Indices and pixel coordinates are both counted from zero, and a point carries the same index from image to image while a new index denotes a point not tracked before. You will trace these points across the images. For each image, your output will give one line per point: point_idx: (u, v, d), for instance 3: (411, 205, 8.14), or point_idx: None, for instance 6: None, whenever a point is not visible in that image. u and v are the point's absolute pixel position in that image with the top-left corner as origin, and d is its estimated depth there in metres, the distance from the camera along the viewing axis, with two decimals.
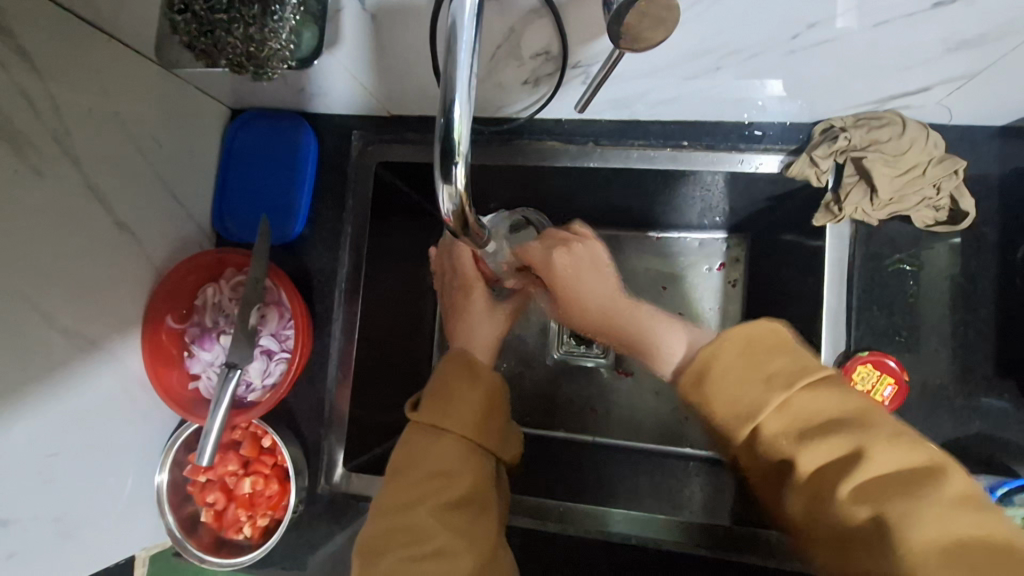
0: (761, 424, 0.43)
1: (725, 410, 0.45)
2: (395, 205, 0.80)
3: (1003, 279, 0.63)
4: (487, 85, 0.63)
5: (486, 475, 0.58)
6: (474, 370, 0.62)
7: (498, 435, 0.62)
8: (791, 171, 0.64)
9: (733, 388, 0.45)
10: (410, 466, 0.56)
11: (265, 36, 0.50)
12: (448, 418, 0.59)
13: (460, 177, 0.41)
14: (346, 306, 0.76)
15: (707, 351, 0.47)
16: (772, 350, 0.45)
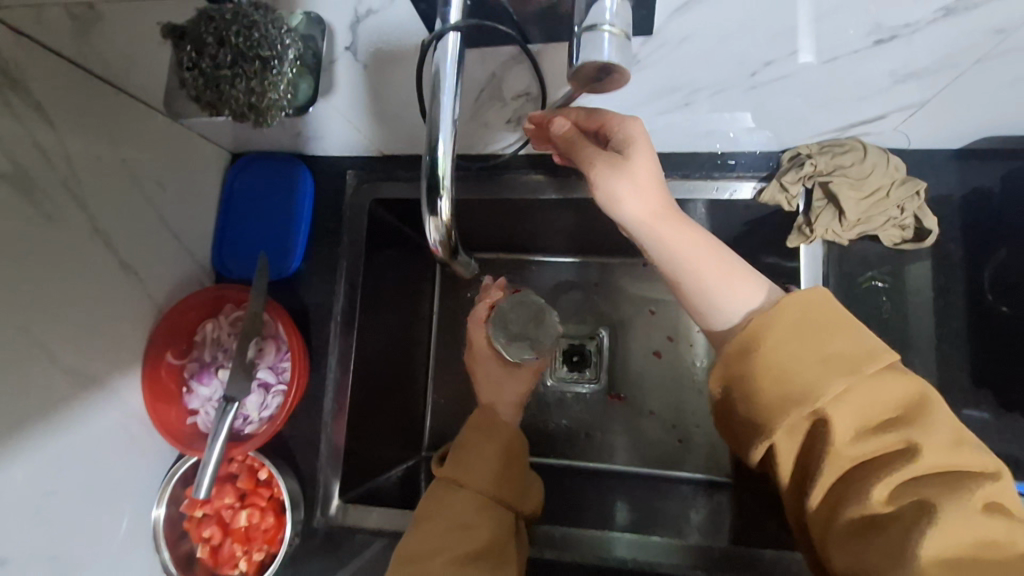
0: (813, 409, 0.42)
1: (773, 395, 0.44)
2: (388, 239, 0.84)
3: (971, 293, 0.66)
4: (472, 125, 0.67)
5: (505, 530, 0.63)
6: (492, 427, 0.72)
7: (517, 491, 0.68)
8: (763, 198, 0.68)
9: (789, 358, 0.44)
10: (435, 517, 0.63)
11: (265, 88, 0.52)
12: (470, 473, 0.67)
13: (444, 209, 0.45)
14: (341, 338, 0.78)
15: (760, 323, 0.46)
16: (830, 317, 0.44)
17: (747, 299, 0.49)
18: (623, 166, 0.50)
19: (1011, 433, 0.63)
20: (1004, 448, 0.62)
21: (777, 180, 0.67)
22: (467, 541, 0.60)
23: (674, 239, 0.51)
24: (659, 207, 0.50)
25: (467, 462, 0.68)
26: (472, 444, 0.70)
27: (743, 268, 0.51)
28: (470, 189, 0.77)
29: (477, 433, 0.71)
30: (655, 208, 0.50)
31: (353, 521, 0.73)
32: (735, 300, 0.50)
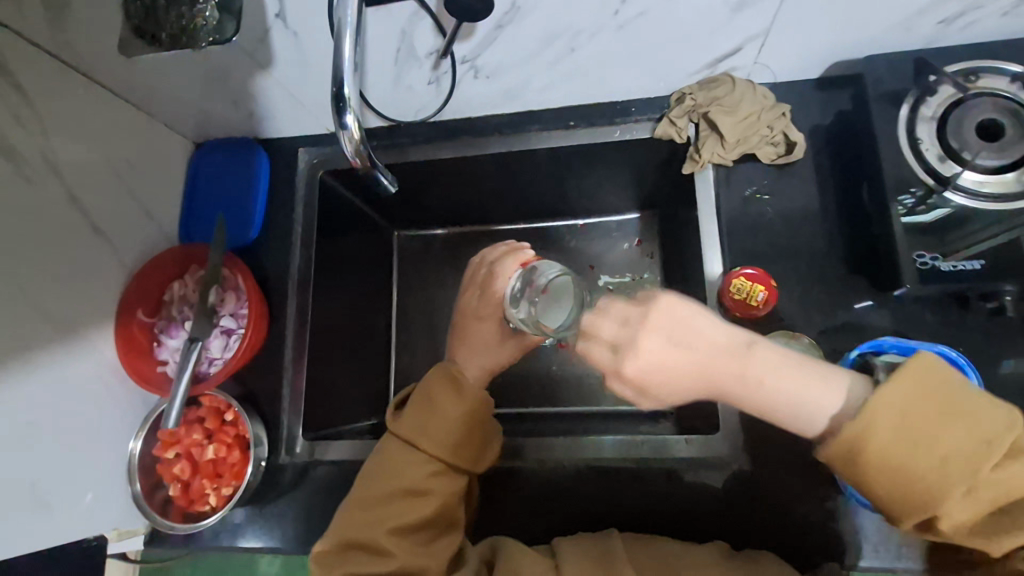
0: (943, 511, 0.44)
1: (891, 491, 0.45)
2: (339, 208, 0.93)
3: (843, 196, 0.75)
4: (400, 88, 0.78)
5: (454, 495, 0.67)
6: (457, 389, 0.69)
7: (475, 455, 0.69)
8: (658, 133, 0.78)
9: (901, 465, 0.44)
10: (385, 474, 0.67)
11: (192, 13, 0.63)
12: (425, 437, 0.68)
13: (352, 122, 0.55)
14: (298, 295, 0.85)
15: (869, 436, 0.44)
16: (937, 410, 0.44)
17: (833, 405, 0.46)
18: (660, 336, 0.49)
19: (885, 311, 0.71)
20: (878, 323, 0.70)
21: (665, 118, 0.78)
22: (410, 510, 0.65)
23: (737, 386, 0.48)
24: (715, 369, 0.48)
25: (425, 427, 0.68)
26: (435, 407, 0.68)
27: (808, 368, 0.48)
28: (409, 153, 0.87)
29: (444, 397, 0.69)
30: (709, 367, 0.48)
31: (319, 454, 0.80)
32: (815, 406, 0.46)
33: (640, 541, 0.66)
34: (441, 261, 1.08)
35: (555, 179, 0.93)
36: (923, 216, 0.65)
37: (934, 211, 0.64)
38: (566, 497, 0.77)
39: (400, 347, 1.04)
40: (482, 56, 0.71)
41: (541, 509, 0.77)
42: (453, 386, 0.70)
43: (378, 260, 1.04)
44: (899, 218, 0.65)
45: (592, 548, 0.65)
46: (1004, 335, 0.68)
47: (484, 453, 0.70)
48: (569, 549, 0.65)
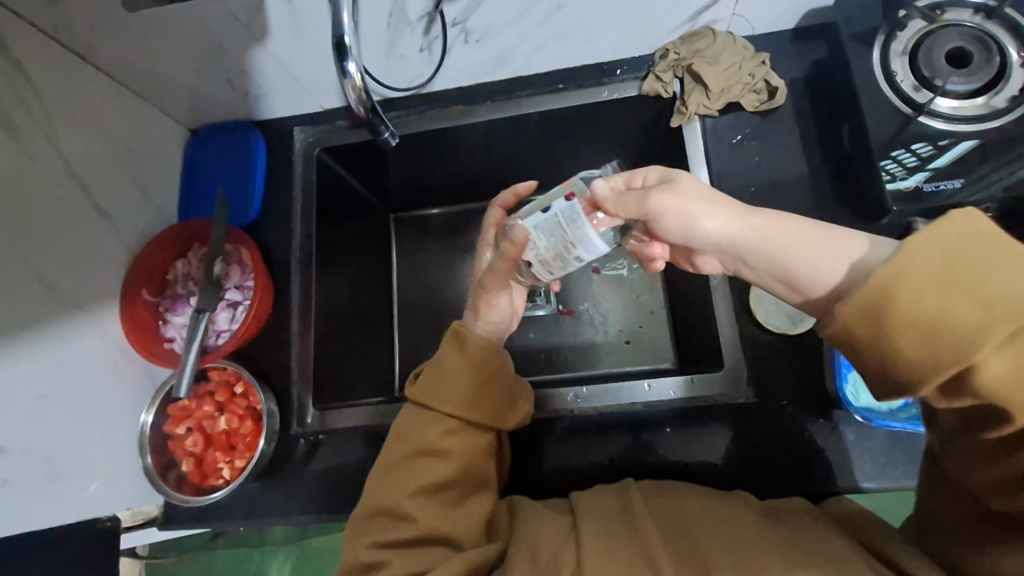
0: (984, 369, 0.37)
1: (915, 346, 0.38)
2: (337, 186, 0.94)
3: (827, 138, 0.78)
4: (393, 58, 0.80)
5: (479, 451, 0.65)
6: (460, 344, 0.67)
7: (495, 409, 0.66)
8: (645, 89, 0.81)
9: (930, 309, 0.38)
10: (401, 438, 0.65)
11: None
12: (441, 396, 0.65)
13: (353, 71, 0.60)
14: (301, 269, 0.86)
15: (885, 278, 0.39)
16: (976, 257, 0.37)
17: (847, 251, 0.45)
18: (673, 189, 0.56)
19: None
20: None
21: (652, 74, 0.81)
22: (430, 471, 0.62)
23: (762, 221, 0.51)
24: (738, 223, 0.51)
25: (436, 385, 0.66)
26: (443, 364, 0.66)
27: (825, 235, 0.47)
28: (404, 125, 0.88)
29: (448, 354, 0.67)
30: (737, 218, 0.51)
31: (329, 424, 0.80)
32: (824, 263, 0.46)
33: (662, 486, 0.65)
34: (439, 239, 1.09)
35: (547, 146, 0.95)
36: (904, 182, 0.68)
37: (914, 176, 0.68)
38: (582, 446, 0.77)
39: (403, 324, 1.05)
40: (472, 17, 0.74)
41: (557, 457, 0.77)
42: (460, 340, 0.67)
43: (377, 240, 1.05)
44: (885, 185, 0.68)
45: (612, 500, 0.62)
46: None
47: (506, 407, 0.68)
48: (587, 502, 0.62)
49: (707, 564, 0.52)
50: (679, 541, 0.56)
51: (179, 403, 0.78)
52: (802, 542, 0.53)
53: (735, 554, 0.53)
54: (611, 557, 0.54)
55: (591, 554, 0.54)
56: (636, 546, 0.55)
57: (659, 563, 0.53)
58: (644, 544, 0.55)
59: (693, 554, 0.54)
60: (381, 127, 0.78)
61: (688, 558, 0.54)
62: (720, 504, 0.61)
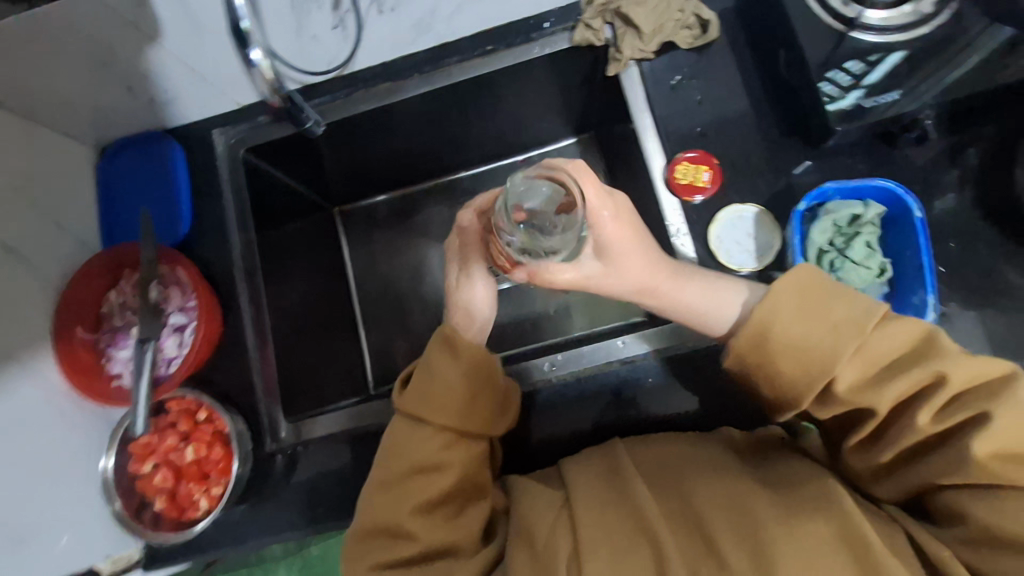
0: (842, 375, 0.51)
1: (792, 363, 0.52)
2: (272, 186, 0.88)
3: (764, 66, 0.76)
4: (304, 40, 0.74)
5: (475, 461, 0.64)
6: (452, 352, 0.64)
7: (490, 415, 0.65)
8: (576, 40, 0.78)
9: (798, 336, 0.52)
10: (397, 453, 0.63)
11: None
12: (431, 409, 0.63)
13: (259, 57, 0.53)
14: (248, 279, 0.81)
15: (768, 313, 0.53)
16: (820, 297, 0.53)
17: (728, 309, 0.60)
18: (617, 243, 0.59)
19: (821, 167, 0.74)
20: (816, 179, 0.73)
21: (581, 23, 0.77)
22: (427, 487, 0.61)
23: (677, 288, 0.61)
24: (662, 274, 0.60)
25: (427, 395, 0.63)
26: (435, 376, 0.63)
27: (720, 281, 0.62)
28: (331, 112, 0.83)
29: (437, 363, 0.63)
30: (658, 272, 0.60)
31: (305, 434, 0.78)
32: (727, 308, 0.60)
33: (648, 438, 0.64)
34: (388, 228, 1.08)
35: (487, 114, 0.92)
36: (843, 101, 0.69)
37: (850, 94, 0.68)
38: (564, 413, 0.76)
39: (368, 318, 1.05)
40: None
41: (543, 428, 0.76)
42: (448, 346, 0.64)
43: (324, 237, 1.01)
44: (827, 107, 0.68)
45: (601, 465, 0.60)
46: (927, 165, 0.72)
47: (498, 414, 0.66)
48: (576, 469, 0.60)
49: (704, 525, 0.52)
50: (676, 496, 0.56)
51: (138, 440, 0.73)
52: (794, 485, 0.54)
53: (737, 513, 0.52)
54: (605, 532, 0.53)
55: (587, 532, 0.53)
56: (630, 515, 0.54)
57: (660, 537, 0.52)
58: (638, 512, 0.54)
59: (688, 514, 0.54)
60: (299, 113, 0.76)
61: (682, 521, 0.54)
62: (707, 452, 0.60)
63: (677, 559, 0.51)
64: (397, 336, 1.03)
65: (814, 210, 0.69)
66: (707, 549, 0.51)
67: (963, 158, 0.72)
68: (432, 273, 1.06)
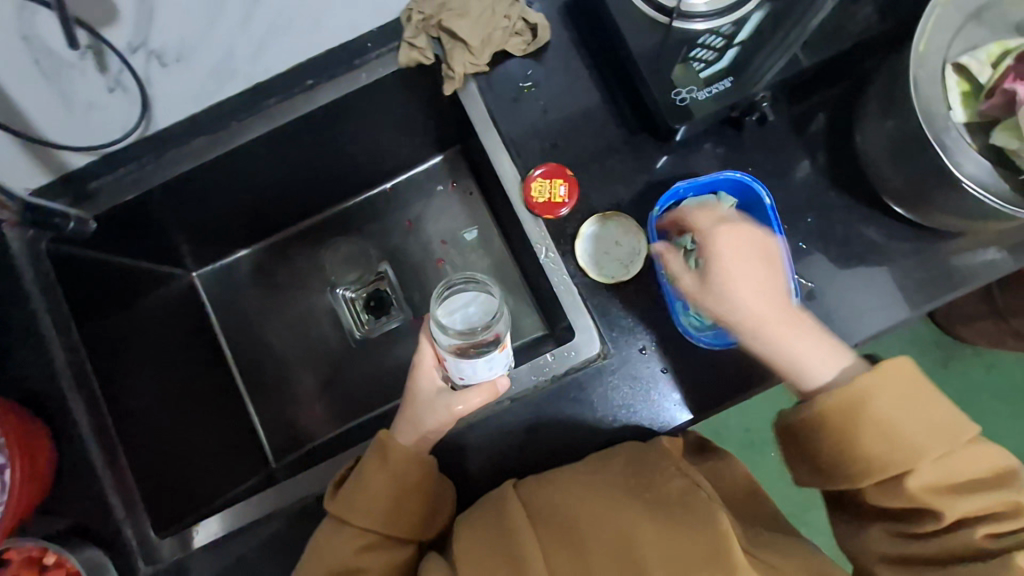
0: (918, 470, 0.50)
1: (877, 444, 0.51)
2: (95, 270, 0.77)
3: (603, 61, 0.73)
4: (78, 108, 0.63)
5: (399, 568, 0.58)
6: (385, 452, 0.60)
7: (419, 520, 0.60)
8: (402, 61, 0.71)
9: (896, 419, 0.51)
10: (314, 559, 0.58)
11: None
12: (357, 511, 0.58)
13: None
14: (78, 389, 0.70)
15: (865, 385, 0.52)
16: (924, 387, 0.52)
17: (829, 364, 0.55)
18: (723, 268, 0.57)
19: (677, 160, 0.71)
20: (675, 172, 0.71)
21: (405, 43, 0.71)
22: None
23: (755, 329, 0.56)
24: (768, 305, 0.56)
25: (351, 498, 0.59)
26: (362, 478, 0.59)
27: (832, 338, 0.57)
28: (144, 180, 0.74)
29: (373, 464, 0.59)
30: (765, 299, 0.56)
31: (191, 545, 0.71)
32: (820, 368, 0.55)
33: (540, 479, 0.58)
34: (258, 285, 0.98)
35: (333, 149, 0.84)
36: (721, 62, 0.65)
37: (725, 55, 0.65)
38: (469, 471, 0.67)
39: (254, 386, 0.95)
40: (152, 35, 0.59)
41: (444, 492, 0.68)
42: (381, 449, 0.60)
43: (181, 311, 0.91)
44: (700, 75, 0.65)
45: (486, 510, 0.56)
46: (777, 142, 0.71)
47: (428, 516, 0.61)
48: (464, 528, 0.55)
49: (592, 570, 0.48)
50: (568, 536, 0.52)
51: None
52: (681, 517, 0.50)
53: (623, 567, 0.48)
54: None
55: None
56: (512, 561, 0.50)
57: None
58: (521, 559, 0.50)
59: (579, 559, 0.49)
60: None
61: (570, 574, 0.49)
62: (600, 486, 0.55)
63: None
64: (290, 399, 0.95)
65: (673, 211, 0.68)
66: None
67: (809, 128, 0.72)
68: (316, 325, 0.97)
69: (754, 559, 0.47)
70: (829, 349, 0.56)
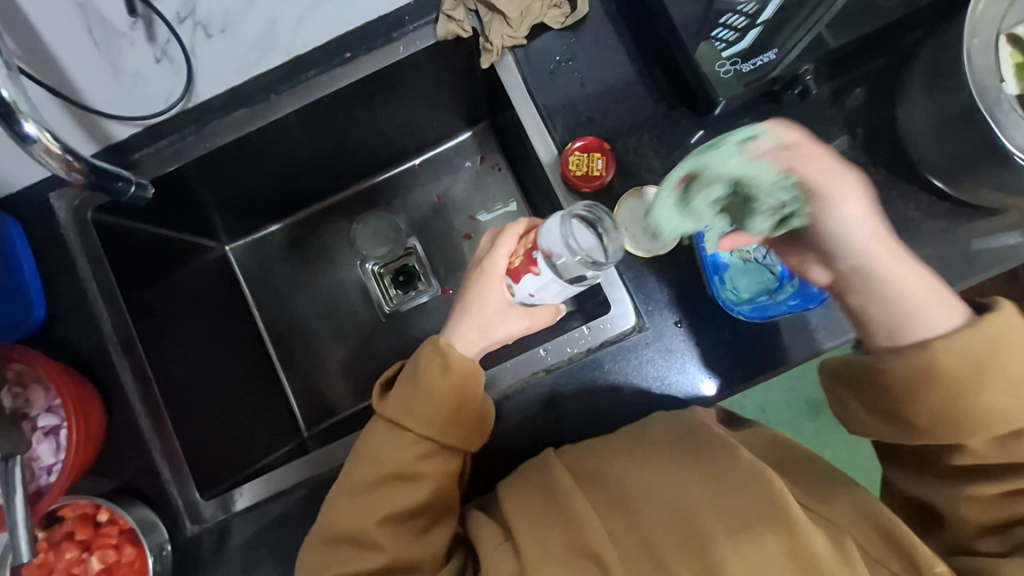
0: None
1: (997, 399, 0.49)
2: (137, 240, 0.78)
3: (641, 34, 0.72)
4: (126, 80, 0.65)
5: (448, 475, 0.60)
6: (443, 362, 0.60)
7: (470, 433, 0.62)
8: (440, 34, 0.71)
9: (1014, 375, 0.48)
10: (369, 460, 0.60)
11: None
12: (411, 416, 0.60)
13: (35, 131, 0.43)
14: (126, 355, 0.72)
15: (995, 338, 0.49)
16: None
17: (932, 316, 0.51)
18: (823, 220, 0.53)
19: (714, 134, 0.71)
20: (712, 146, 0.71)
21: (444, 15, 0.70)
22: (401, 496, 0.58)
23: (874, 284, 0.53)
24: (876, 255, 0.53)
25: (410, 402, 0.60)
26: (423, 381, 0.60)
27: (938, 295, 0.52)
28: (186, 152, 0.75)
29: (430, 372, 0.60)
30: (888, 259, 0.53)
31: (230, 507, 0.72)
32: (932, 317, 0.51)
33: (584, 449, 0.61)
34: (290, 258, 1.00)
35: (367, 122, 0.84)
36: (741, 43, 0.65)
37: (748, 34, 0.65)
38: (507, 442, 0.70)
39: (286, 357, 0.97)
40: (198, 6, 0.59)
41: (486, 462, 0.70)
42: (442, 354, 0.60)
43: (216, 282, 0.93)
44: (721, 54, 0.65)
45: (533, 480, 0.58)
46: (817, 117, 0.71)
47: (479, 430, 0.62)
48: (514, 495, 0.56)
49: (645, 534, 0.49)
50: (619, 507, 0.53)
51: (33, 561, 0.67)
52: (733, 477, 0.50)
53: (675, 521, 0.49)
54: (546, 553, 0.49)
55: (531, 558, 0.49)
56: (570, 531, 0.51)
57: (604, 558, 0.48)
58: (579, 528, 0.51)
59: (633, 530, 0.50)
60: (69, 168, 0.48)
61: (630, 543, 0.49)
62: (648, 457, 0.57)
63: None
64: (321, 370, 0.97)
65: None
66: (649, 561, 0.48)
67: (848, 102, 0.71)
68: (345, 298, 0.99)
69: (815, 529, 0.46)
70: (942, 306, 0.51)
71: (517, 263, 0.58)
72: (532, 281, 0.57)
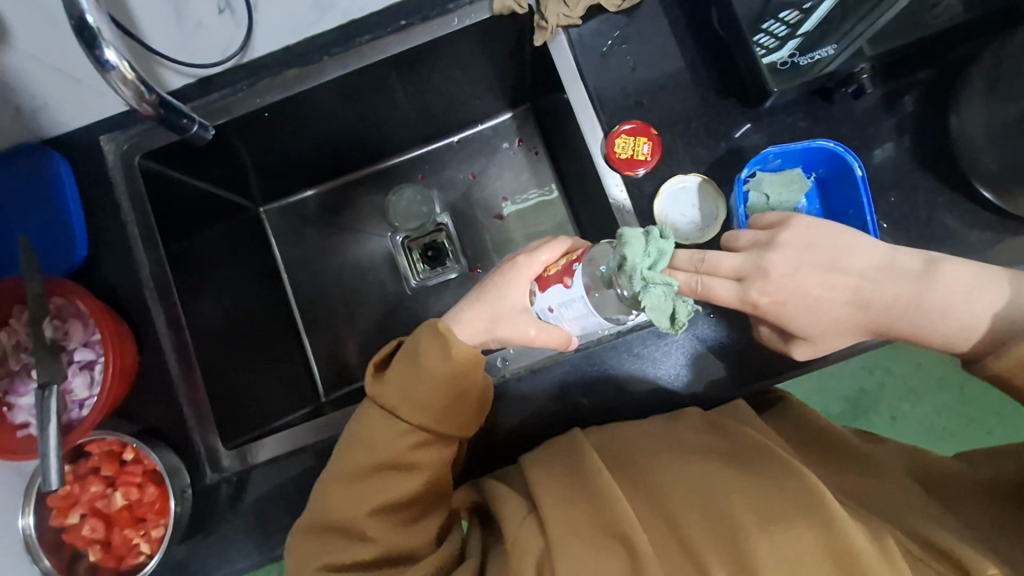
0: None
1: None
2: (179, 191, 0.79)
3: (695, 25, 0.73)
4: (188, 27, 0.66)
5: (441, 464, 0.61)
6: (445, 348, 0.58)
7: (465, 422, 0.61)
8: (497, 8, 0.71)
9: None
10: (362, 446, 0.59)
11: None
12: (405, 404, 0.59)
13: (113, 58, 0.46)
14: (162, 302, 0.73)
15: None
16: None
17: (975, 310, 0.52)
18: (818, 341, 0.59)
19: (762, 128, 0.71)
20: (759, 140, 0.71)
21: None
22: (395, 485, 0.58)
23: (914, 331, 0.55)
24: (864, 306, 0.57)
25: (407, 390, 0.59)
26: (421, 367, 0.58)
27: (963, 281, 0.53)
28: (233, 107, 0.75)
29: (428, 359, 0.58)
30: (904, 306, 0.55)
31: (250, 459, 0.72)
32: (975, 305, 0.52)
33: (613, 439, 0.62)
34: (322, 225, 1.01)
35: (414, 94, 0.85)
36: (780, 51, 0.69)
37: (787, 45, 0.69)
38: (532, 418, 0.70)
39: (311, 323, 0.98)
40: None
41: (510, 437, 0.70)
42: (443, 341, 0.58)
43: (250, 241, 0.94)
44: (764, 59, 0.68)
45: (561, 460, 0.58)
46: (866, 120, 0.71)
47: (474, 420, 0.62)
48: (540, 474, 0.56)
49: (673, 517, 0.49)
50: (647, 497, 0.52)
51: (58, 492, 0.68)
52: (767, 478, 0.50)
53: (707, 514, 0.48)
54: (574, 530, 0.49)
55: (558, 532, 0.49)
56: (597, 509, 0.51)
57: (632, 538, 0.48)
58: (605, 506, 0.51)
59: (661, 517, 0.50)
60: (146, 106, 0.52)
61: (658, 530, 0.49)
62: (674, 454, 0.56)
63: (654, 561, 0.46)
64: (344, 337, 0.98)
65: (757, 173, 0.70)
66: (677, 545, 0.48)
67: (900, 108, 0.71)
68: (373, 269, 1.00)
69: (853, 524, 0.45)
70: (965, 298, 0.52)
71: (552, 272, 0.56)
72: (560, 293, 0.54)
